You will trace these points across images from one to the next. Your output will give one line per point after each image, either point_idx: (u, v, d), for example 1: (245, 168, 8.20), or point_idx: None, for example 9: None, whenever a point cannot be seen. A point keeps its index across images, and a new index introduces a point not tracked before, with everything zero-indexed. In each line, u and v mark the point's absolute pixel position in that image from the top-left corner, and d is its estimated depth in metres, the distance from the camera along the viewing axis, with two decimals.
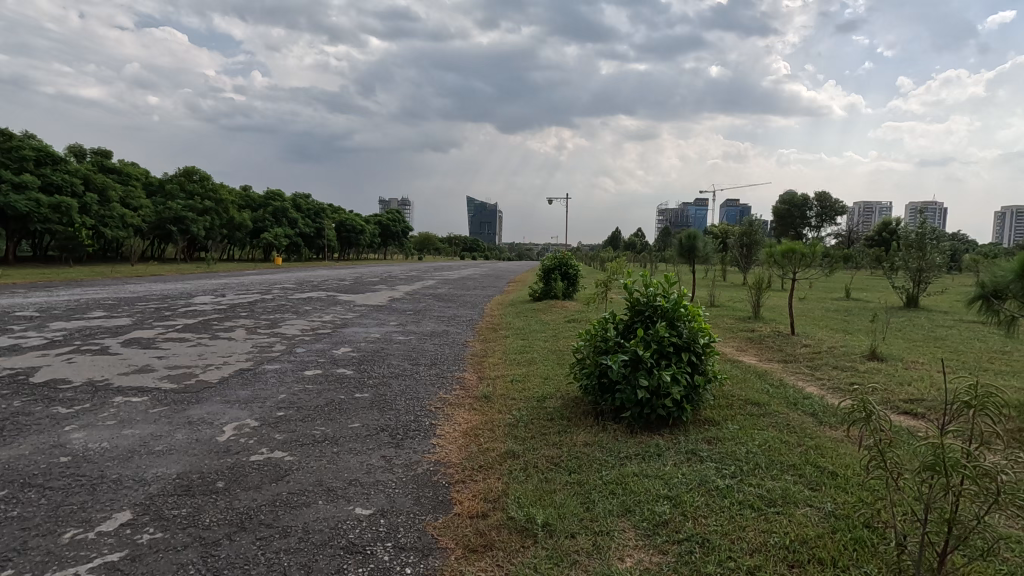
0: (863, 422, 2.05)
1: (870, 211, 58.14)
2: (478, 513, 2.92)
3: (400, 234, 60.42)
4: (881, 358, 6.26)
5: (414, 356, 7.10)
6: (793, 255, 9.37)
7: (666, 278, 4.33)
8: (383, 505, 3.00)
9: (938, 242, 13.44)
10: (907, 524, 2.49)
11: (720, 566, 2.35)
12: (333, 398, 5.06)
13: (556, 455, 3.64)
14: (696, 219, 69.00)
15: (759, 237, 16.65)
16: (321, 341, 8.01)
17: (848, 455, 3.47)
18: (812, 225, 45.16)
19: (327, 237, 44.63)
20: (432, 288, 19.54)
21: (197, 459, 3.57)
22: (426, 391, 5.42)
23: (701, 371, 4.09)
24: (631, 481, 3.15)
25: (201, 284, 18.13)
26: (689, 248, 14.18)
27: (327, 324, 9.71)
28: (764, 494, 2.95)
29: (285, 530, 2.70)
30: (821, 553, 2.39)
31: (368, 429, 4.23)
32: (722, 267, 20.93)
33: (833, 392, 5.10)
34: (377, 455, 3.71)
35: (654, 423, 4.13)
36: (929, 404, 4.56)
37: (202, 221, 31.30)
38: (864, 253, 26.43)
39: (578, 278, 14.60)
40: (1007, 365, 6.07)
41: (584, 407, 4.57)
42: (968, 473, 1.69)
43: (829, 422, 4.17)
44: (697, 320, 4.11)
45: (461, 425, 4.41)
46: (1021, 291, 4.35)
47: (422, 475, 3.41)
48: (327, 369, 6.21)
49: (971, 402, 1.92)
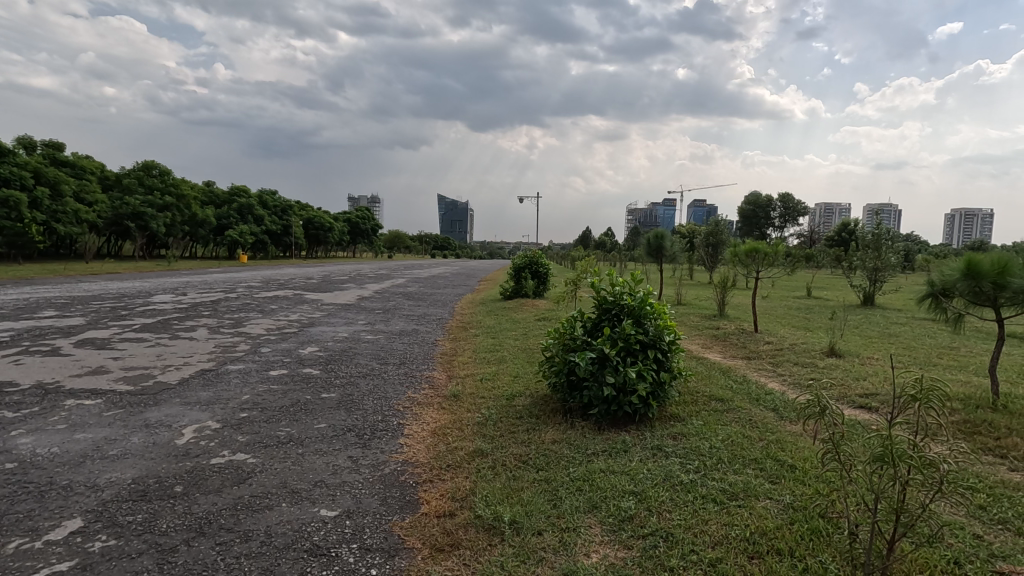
0: (818, 416, 2.11)
1: (830, 212, 60.02)
2: (445, 512, 2.91)
3: (370, 232, 59.60)
4: (838, 355, 6.48)
5: (383, 356, 7.00)
6: (757, 255, 9.59)
7: (632, 277, 4.41)
8: (349, 506, 2.96)
9: (892, 243, 13.97)
10: (859, 513, 2.60)
11: (683, 559, 2.39)
12: (299, 399, 4.96)
13: (524, 453, 3.65)
14: (664, 219, 70.45)
15: (725, 237, 17.02)
16: (286, 340, 7.83)
17: (806, 449, 3.59)
18: (775, 225, 46.50)
19: (294, 235, 43.61)
20: (403, 287, 19.02)
21: (154, 463, 3.45)
22: (395, 391, 5.36)
23: (667, 368, 4.16)
24: (598, 478, 3.19)
25: (161, 282, 17.44)
26: (658, 248, 14.38)
27: (294, 324, 9.50)
28: (727, 488, 3.02)
29: (246, 535, 2.63)
30: (780, 544, 2.46)
31: (335, 429, 4.17)
32: (690, 266, 21.31)
33: (793, 388, 5.28)
34: (343, 455, 3.66)
35: (621, 420, 4.18)
36: (882, 398, 4.75)
37: (162, 217, 30.21)
38: (824, 253, 27.37)
39: (549, 277, 14.62)
40: (954, 360, 6.36)
41: (553, 405, 4.60)
42: (914, 464, 1.75)
43: (789, 417, 4.29)
44: (663, 318, 4.19)
45: (429, 425, 4.37)
46: (967, 289, 4.57)
47: (389, 475, 3.38)
48: (292, 369, 6.09)
49: (916, 396, 1.99)
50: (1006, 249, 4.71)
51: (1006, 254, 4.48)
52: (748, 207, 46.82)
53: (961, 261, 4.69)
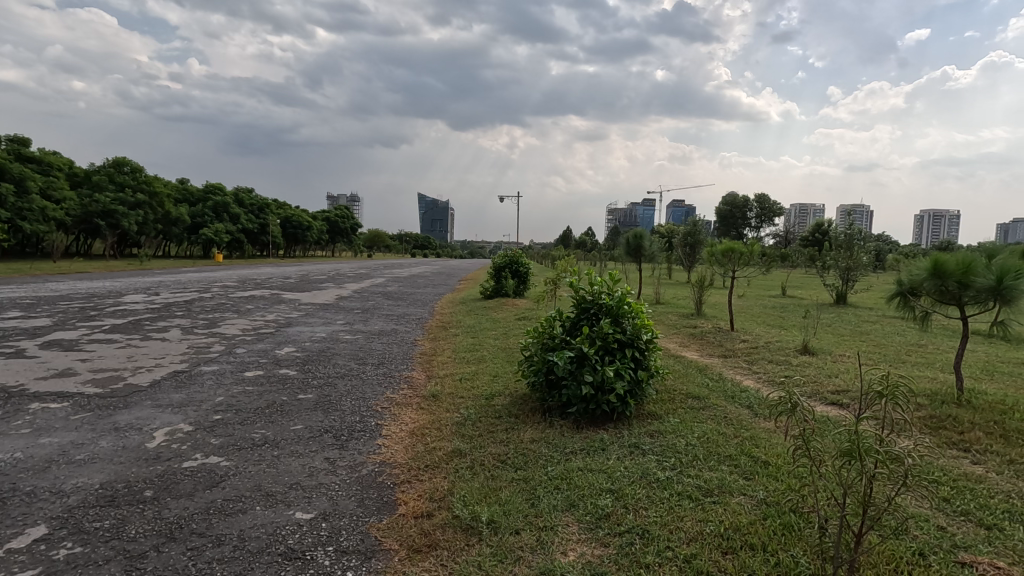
0: (788, 413, 2.15)
1: (805, 212, 61.28)
2: (422, 513, 2.89)
3: (349, 231, 59.03)
4: (811, 352, 6.62)
5: (362, 356, 6.95)
6: (733, 254, 9.74)
7: (610, 276, 4.44)
8: (325, 508, 2.92)
9: (864, 243, 14.31)
10: (829, 507, 2.66)
11: (658, 556, 2.42)
12: (274, 400, 4.88)
13: (503, 452, 3.65)
14: (644, 219, 71.14)
15: (702, 236, 17.25)
16: (262, 341, 7.70)
17: (779, 445, 3.66)
18: (751, 225, 47.33)
19: (272, 233, 42.98)
20: (382, 287, 18.84)
21: (124, 467, 3.37)
22: (373, 391, 5.32)
23: (644, 366, 4.20)
24: (575, 476, 3.20)
25: (133, 282, 17.02)
26: (636, 248, 14.50)
27: (271, 324, 9.36)
28: (701, 485, 3.06)
29: (218, 539, 2.58)
30: (753, 539, 2.50)
31: (311, 430, 4.12)
32: (668, 266, 21.56)
33: (767, 385, 5.37)
34: (320, 457, 3.61)
35: (599, 418, 4.21)
36: (852, 394, 4.86)
37: (134, 215, 29.46)
38: (799, 252, 27.94)
39: (529, 277, 14.61)
40: (922, 357, 6.54)
41: (532, 404, 4.61)
42: (881, 458, 1.80)
43: (763, 414, 4.37)
44: (641, 317, 4.22)
45: (407, 425, 4.35)
46: (934, 288, 4.70)
47: (366, 476, 3.36)
48: (269, 370, 5.99)
49: (882, 392, 2.04)
50: (970, 249, 4.86)
51: (971, 254, 4.62)
52: (725, 207, 47.48)
53: (927, 261, 4.82)
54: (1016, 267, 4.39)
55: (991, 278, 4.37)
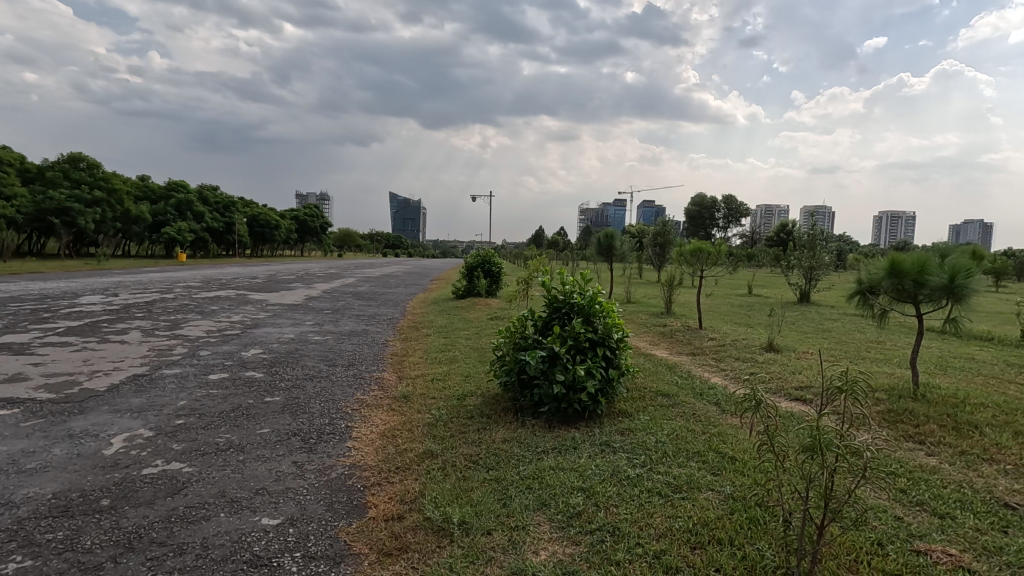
0: (753, 409, 2.20)
1: (771, 213, 62.94)
2: (393, 515, 2.86)
3: (319, 230, 58.05)
4: (776, 350, 6.80)
5: (331, 357, 6.83)
6: (701, 254, 9.93)
7: (582, 276, 4.47)
8: (293, 513, 2.86)
9: (826, 244, 14.76)
10: (793, 500, 2.73)
11: (629, 553, 2.44)
12: (240, 404, 4.75)
13: (475, 453, 3.64)
14: (615, 219, 71.94)
15: (672, 237, 17.53)
16: (227, 343, 7.50)
17: (745, 440, 3.74)
18: (719, 226, 48.33)
19: (238, 232, 41.93)
20: (353, 286, 18.64)
21: (79, 475, 3.23)
22: (343, 393, 5.23)
23: (615, 365, 4.24)
24: (547, 475, 3.21)
25: (90, 283, 16.37)
26: (608, 247, 14.64)
27: (237, 325, 9.12)
28: (671, 481, 3.11)
29: (179, 548, 2.50)
30: (720, 534, 2.55)
31: (278, 434, 4.03)
32: (638, 265, 21.86)
33: (734, 382, 5.50)
34: (287, 461, 3.54)
35: (571, 416, 4.23)
36: (815, 390, 5.01)
37: (92, 213, 28.36)
38: (765, 252, 28.65)
39: (501, 276, 14.59)
40: (880, 353, 6.78)
41: (504, 404, 4.61)
42: (841, 453, 1.85)
43: (729, 411, 4.46)
44: (612, 316, 4.26)
45: (378, 426, 4.30)
46: (891, 287, 4.87)
47: (336, 479, 3.30)
48: (234, 372, 5.83)
49: (842, 388, 2.09)
50: (924, 250, 5.03)
51: (925, 253, 4.81)
52: (694, 207, 48.29)
53: (885, 261, 4.98)
54: (966, 267, 4.60)
55: (945, 277, 4.57)
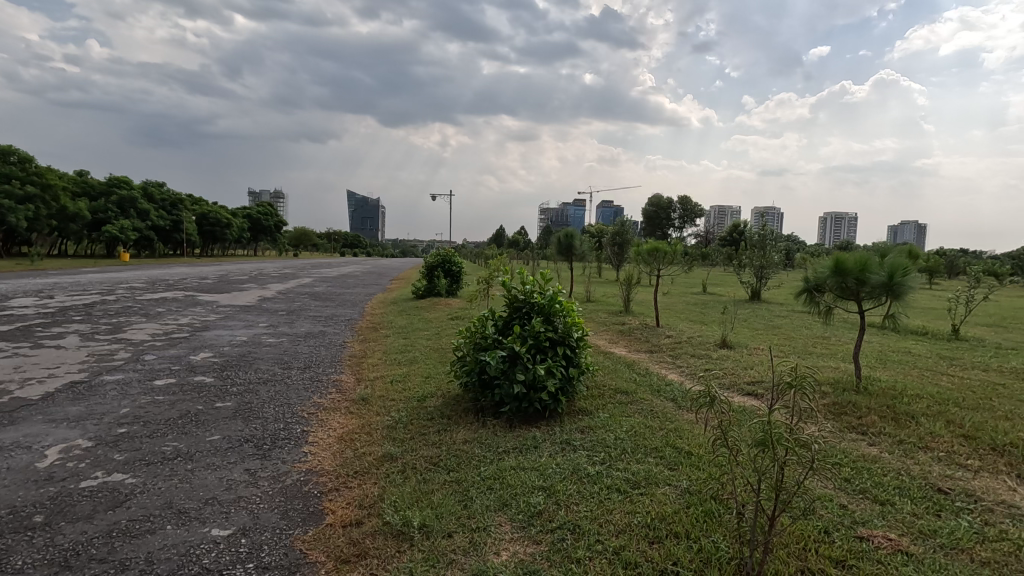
0: (708, 405, 2.25)
1: (724, 214, 65.04)
2: (351, 521, 2.80)
3: (273, 229, 56.30)
4: (729, 346, 7.02)
5: (286, 360, 6.64)
6: (658, 253, 10.15)
7: (542, 276, 4.49)
8: (245, 522, 2.76)
9: (775, 243, 15.35)
10: (746, 492, 2.81)
11: (589, 550, 2.47)
12: (189, 410, 4.55)
13: (435, 454, 3.60)
14: (575, 219, 72.75)
15: (630, 236, 17.86)
16: (174, 346, 7.17)
17: (700, 435, 3.84)
18: (675, 226, 49.55)
19: (186, 231, 40.21)
20: (309, 286, 18.14)
21: (9, 491, 3.02)
22: (299, 396, 5.09)
23: (576, 363, 4.28)
24: (508, 475, 3.20)
25: (21, 284, 15.34)
26: (568, 247, 14.77)
27: (185, 328, 8.74)
28: (629, 477, 3.15)
29: (122, 564, 2.37)
30: (677, 528, 2.60)
31: (230, 440, 3.88)
32: (598, 264, 22.16)
33: (690, 378, 5.65)
34: (239, 468, 3.41)
35: (532, 416, 4.25)
36: (766, 385, 5.21)
37: (24, 210, 26.61)
38: (719, 251, 29.54)
39: (462, 276, 14.52)
40: (826, 348, 7.11)
41: (465, 404, 4.59)
42: (791, 446, 1.91)
43: (685, 406, 4.57)
44: (572, 315, 4.29)
45: (335, 430, 4.20)
46: (836, 285, 5.09)
47: (291, 486, 3.20)
48: (182, 378, 5.58)
49: (792, 383, 2.16)
50: (865, 249, 5.29)
51: (866, 253, 5.05)
52: (652, 207, 49.26)
53: (830, 260, 5.21)
54: (903, 266, 4.86)
55: (885, 275, 4.83)
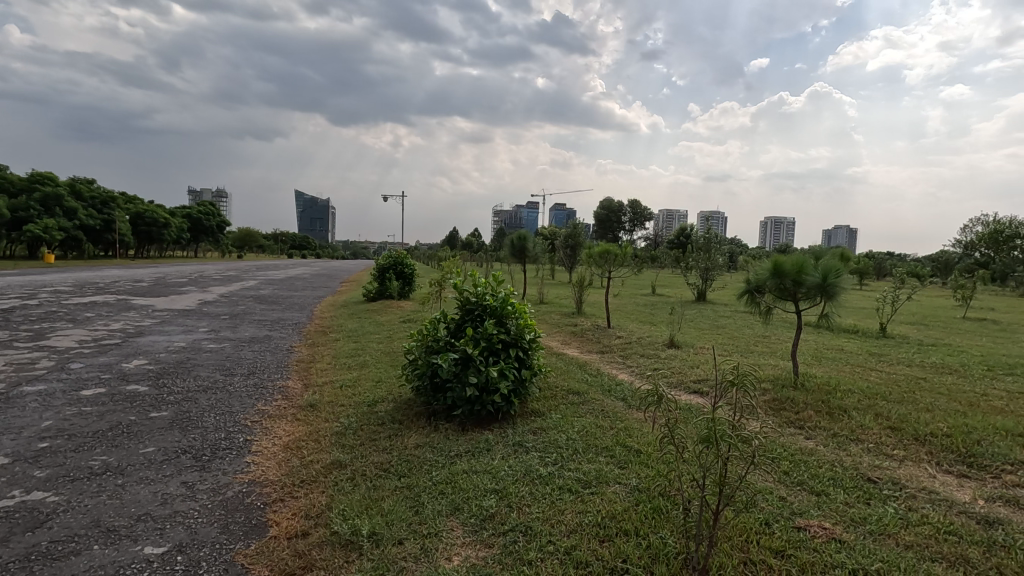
0: (655, 403, 2.29)
1: (672, 217, 67.04)
2: (296, 532, 2.70)
3: (215, 230, 53.93)
4: (677, 346, 7.24)
5: (228, 366, 6.35)
6: (609, 255, 10.34)
7: (494, 278, 4.48)
8: (181, 539, 2.61)
9: (719, 246, 15.94)
10: (692, 488, 2.89)
11: (541, 551, 2.47)
12: (120, 421, 4.28)
13: (386, 460, 3.53)
14: (528, 221, 73.31)
15: (582, 238, 18.12)
16: (105, 354, 6.74)
17: (649, 434, 3.93)
18: (626, 229, 50.71)
19: (119, 231, 37.94)
20: (255, 289, 17.48)
21: None
22: (242, 404, 4.88)
23: (528, 365, 4.30)
24: (460, 479, 3.18)
25: None
26: (521, 248, 14.85)
27: (117, 334, 8.23)
28: (581, 477, 3.19)
29: None
30: (626, 526, 2.65)
31: (165, 452, 3.67)
32: (551, 266, 22.41)
33: (639, 377, 5.78)
34: (175, 482, 3.23)
35: (484, 418, 4.24)
36: (711, 382, 5.40)
37: None
38: (667, 253, 30.43)
39: (414, 278, 14.34)
40: (766, 346, 7.43)
41: (417, 409, 4.52)
42: (733, 442, 1.97)
43: (634, 405, 4.68)
44: (524, 317, 4.31)
45: (281, 438, 4.05)
46: (775, 286, 5.33)
47: (233, 499, 3.06)
48: (113, 387, 5.25)
49: (734, 381, 2.23)
50: (801, 251, 5.57)
51: (803, 255, 5.31)
52: (603, 210, 50.24)
53: (769, 262, 5.45)
54: (836, 268, 5.14)
55: (819, 276, 5.09)
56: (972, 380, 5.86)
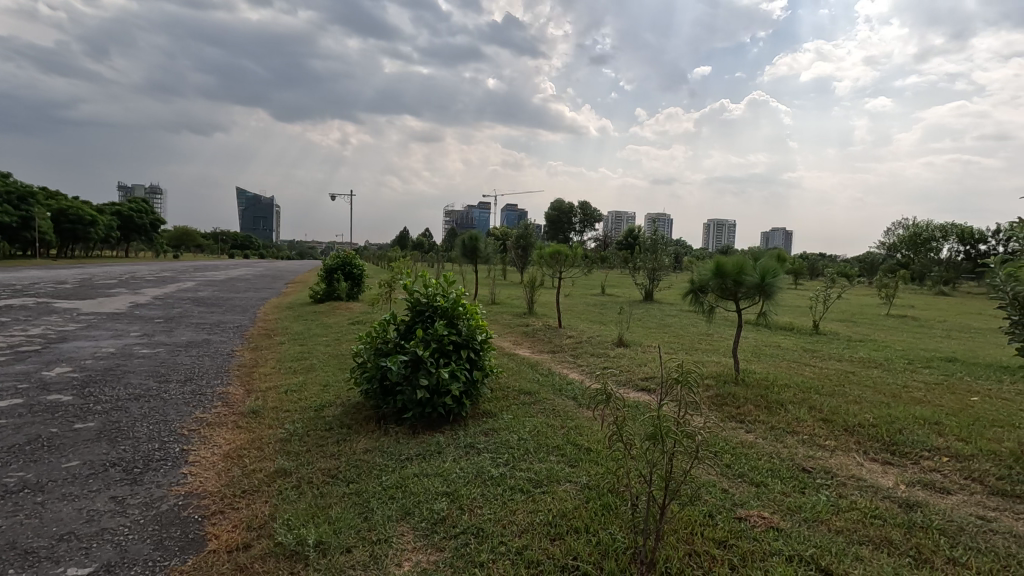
0: (604, 401, 2.33)
1: (620, 220, 68.56)
2: (237, 545, 2.59)
3: (148, 228, 51.02)
4: (625, 344, 7.40)
5: (163, 372, 6.01)
6: (560, 256, 10.46)
7: (444, 279, 4.44)
8: (110, 557, 2.45)
9: (666, 247, 16.42)
10: (640, 484, 2.96)
11: (492, 552, 2.47)
12: (39, 434, 3.96)
13: (333, 466, 3.44)
14: (480, 222, 73.24)
15: (533, 239, 18.25)
16: (22, 362, 6.24)
17: (599, 432, 4.00)
18: (576, 231, 51.48)
19: (39, 229, 35.27)
20: (192, 291, 16.64)
21: None
22: (178, 412, 4.63)
23: (479, 366, 4.28)
24: (410, 483, 3.13)
25: None
26: (472, 249, 14.80)
27: (36, 340, 7.63)
28: (532, 477, 3.21)
29: None
30: (577, 523, 2.68)
31: (92, 466, 3.43)
32: (503, 266, 22.47)
33: (589, 376, 5.89)
34: (103, 497, 3.02)
35: (435, 421, 4.19)
36: (658, 380, 5.55)
37: None
38: (616, 254, 31.08)
39: (363, 278, 14.05)
40: (710, 344, 7.71)
41: (366, 413, 4.43)
42: (678, 437, 2.03)
43: (584, 404, 4.75)
44: (475, 318, 4.29)
45: (221, 447, 3.87)
46: (717, 285, 5.54)
47: (168, 512, 2.90)
48: (31, 397, 4.86)
49: (679, 378, 2.30)
50: (742, 253, 5.80)
51: (743, 256, 5.54)
52: (554, 211, 50.81)
53: (711, 263, 5.65)
54: (773, 268, 5.39)
55: (757, 277, 5.33)
56: (894, 373, 6.29)
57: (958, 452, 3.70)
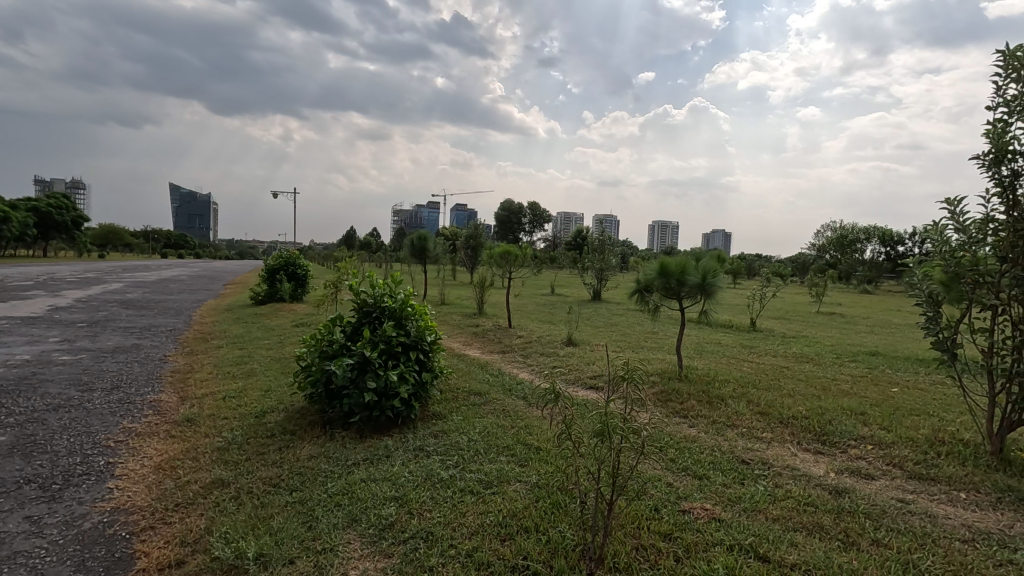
0: (553, 400, 2.34)
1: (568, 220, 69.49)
2: (169, 562, 2.44)
3: (70, 225, 47.54)
4: (574, 344, 7.50)
5: (86, 380, 5.60)
6: (509, 256, 10.48)
7: (392, 279, 4.36)
8: None
9: (612, 247, 16.77)
10: (588, 481, 3.00)
11: (442, 556, 2.44)
12: None
13: (275, 474, 3.30)
14: (429, 221, 72.49)
15: (483, 239, 18.23)
16: None
17: (549, 431, 4.03)
18: (526, 231, 51.80)
19: None
20: (120, 293, 15.65)
21: None
22: (102, 423, 4.32)
23: (429, 368, 4.23)
24: (358, 489, 3.05)
25: None
26: (421, 249, 14.62)
27: None
28: (481, 478, 3.19)
29: None
30: (527, 522, 2.69)
31: (3, 484, 3.16)
32: (453, 266, 22.33)
33: (539, 376, 5.92)
34: (15, 518, 2.78)
35: (383, 424, 4.10)
36: (606, 378, 5.66)
37: None
38: (565, 254, 31.49)
39: (307, 279, 13.60)
40: (655, 342, 7.93)
41: (310, 418, 4.28)
42: (625, 433, 2.07)
43: (534, 403, 4.77)
44: (424, 319, 4.24)
45: (151, 458, 3.64)
46: (662, 285, 5.70)
47: (91, 531, 2.70)
48: None
49: (625, 375, 2.33)
50: (684, 253, 6.00)
51: (685, 257, 5.72)
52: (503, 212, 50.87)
53: (656, 263, 5.81)
54: (713, 268, 5.60)
55: (699, 277, 5.53)
56: (824, 367, 6.67)
57: (881, 440, 3.96)
